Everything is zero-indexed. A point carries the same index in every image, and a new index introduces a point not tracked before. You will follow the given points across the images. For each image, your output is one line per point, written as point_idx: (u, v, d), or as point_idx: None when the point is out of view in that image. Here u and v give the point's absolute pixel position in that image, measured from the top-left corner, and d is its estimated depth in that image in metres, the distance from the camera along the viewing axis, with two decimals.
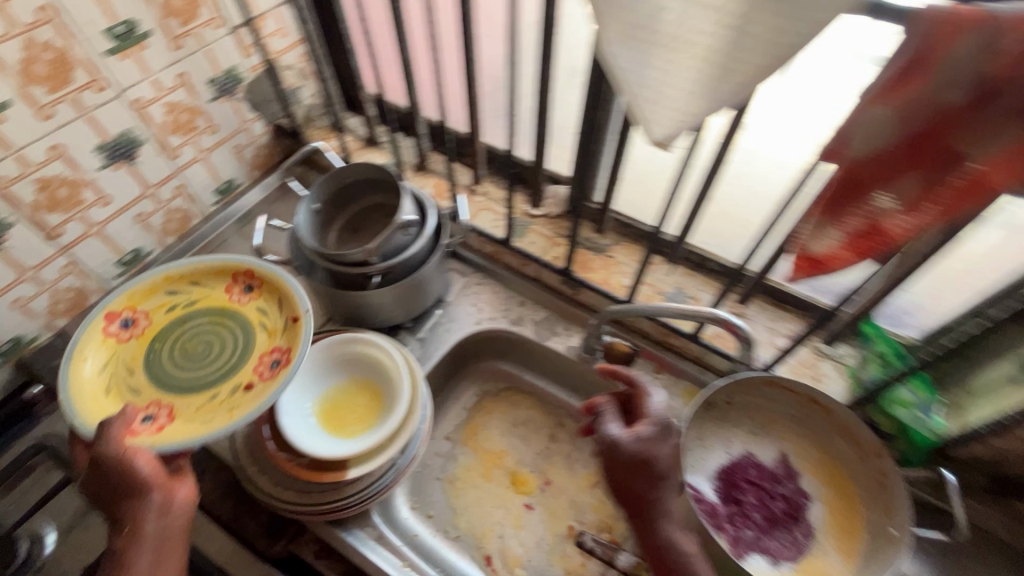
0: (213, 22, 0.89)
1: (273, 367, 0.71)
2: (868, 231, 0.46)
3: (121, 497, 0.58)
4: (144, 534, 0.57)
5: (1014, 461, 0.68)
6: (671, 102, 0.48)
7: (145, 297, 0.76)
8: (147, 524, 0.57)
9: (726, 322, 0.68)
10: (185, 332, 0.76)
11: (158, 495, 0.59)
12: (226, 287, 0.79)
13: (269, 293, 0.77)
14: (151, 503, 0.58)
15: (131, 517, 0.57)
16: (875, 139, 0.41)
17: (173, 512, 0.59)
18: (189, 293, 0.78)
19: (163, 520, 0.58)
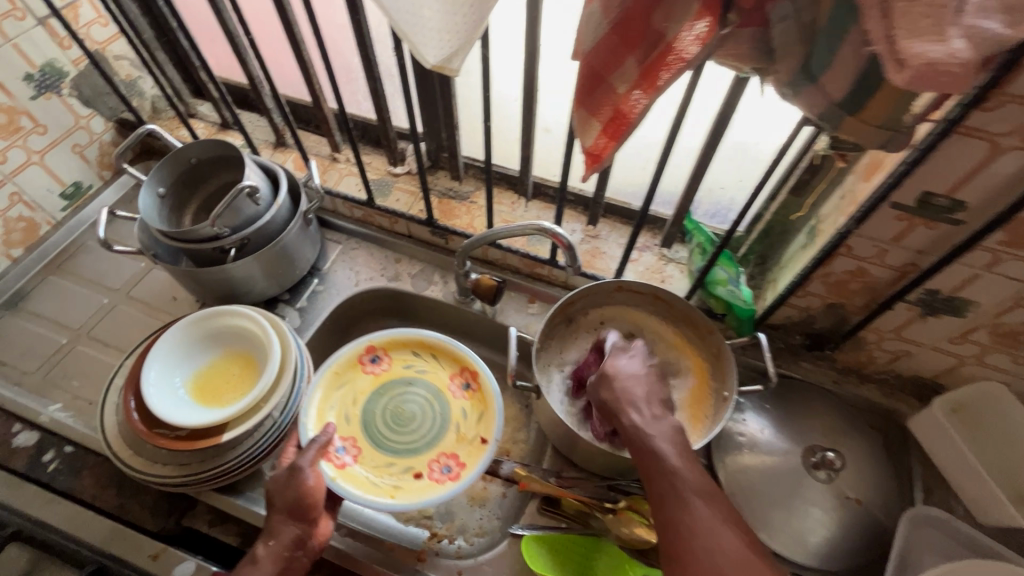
0: (14, 13, 0.84)
1: (442, 472, 0.79)
2: (615, 116, 0.53)
3: (298, 517, 0.65)
4: (280, 553, 0.63)
5: (818, 315, 0.80)
6: (432, 24, 0.53)
7: (399, 352, 0.88)
8: (282, 541, 0.63)
9: (554, 235, 0.74)
10: (403, 390, 0.86)
11: (301, 525, 0.65)
12: (448, 378, 0.87)
13: (478, 405, 0.84)
14: (299, 529, 0.65)
15: (283, 531, 0.64)
16: (593, 30, 0.48)
17: (305, 549, 0.65)
18: (419, 369, 0.87)
19: (285, 553, 0.63)
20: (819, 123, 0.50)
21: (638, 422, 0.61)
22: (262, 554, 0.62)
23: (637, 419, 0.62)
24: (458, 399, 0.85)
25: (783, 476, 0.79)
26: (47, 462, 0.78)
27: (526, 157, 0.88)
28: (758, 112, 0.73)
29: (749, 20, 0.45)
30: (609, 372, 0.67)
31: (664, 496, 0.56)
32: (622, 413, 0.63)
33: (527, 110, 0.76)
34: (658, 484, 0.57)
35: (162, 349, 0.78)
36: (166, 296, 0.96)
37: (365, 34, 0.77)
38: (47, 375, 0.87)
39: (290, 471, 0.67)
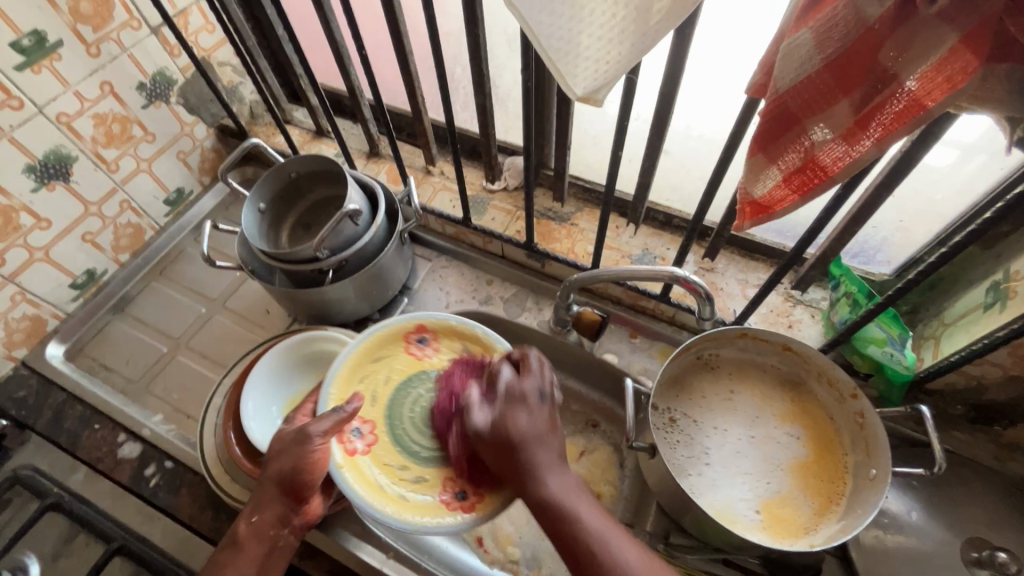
0: (130, 23, 0.84)
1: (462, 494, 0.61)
2: (803, 166, 0.44)
3: (288, 495, 0.62)
4: (266, 532, 0.62)
5: (992, 386, 0.67)
6: (583, 52, 0.45)
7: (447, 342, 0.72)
8: (268, 515, 0.62)
9: (685, 282, 0.66)
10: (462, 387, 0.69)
11: (288, 503, 0.63)
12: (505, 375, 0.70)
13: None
14: (283, 508, 0.62)
15: (268, 508, 0.62)
16: (797, 69, 0.39)
17: (291, 527, 0.64)
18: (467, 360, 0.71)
19: (270, 532, 0.62)
20: None
21: (550, 497, 0.50)
22: (245, 533, 0.61)
23: (552, 485, 0.51)
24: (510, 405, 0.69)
25: (934, 569, 0.68)
26: (149, 476, 0.79)
27: (644, 183, 0.79)
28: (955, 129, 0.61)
29: (1007, 52, 0.35)
30: (514, 440, 0.52)
31: (583, 557, 0.48)
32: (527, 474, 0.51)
33: (659, 135, 0.67)
34: (573, 543, 0.48)
35: (259, 375, 0.76)
36: (259, 309, 0.95)
37: (481, 48, 0.70)
38: (149, 384, 0.89)
39: (298, 435, 0.61)
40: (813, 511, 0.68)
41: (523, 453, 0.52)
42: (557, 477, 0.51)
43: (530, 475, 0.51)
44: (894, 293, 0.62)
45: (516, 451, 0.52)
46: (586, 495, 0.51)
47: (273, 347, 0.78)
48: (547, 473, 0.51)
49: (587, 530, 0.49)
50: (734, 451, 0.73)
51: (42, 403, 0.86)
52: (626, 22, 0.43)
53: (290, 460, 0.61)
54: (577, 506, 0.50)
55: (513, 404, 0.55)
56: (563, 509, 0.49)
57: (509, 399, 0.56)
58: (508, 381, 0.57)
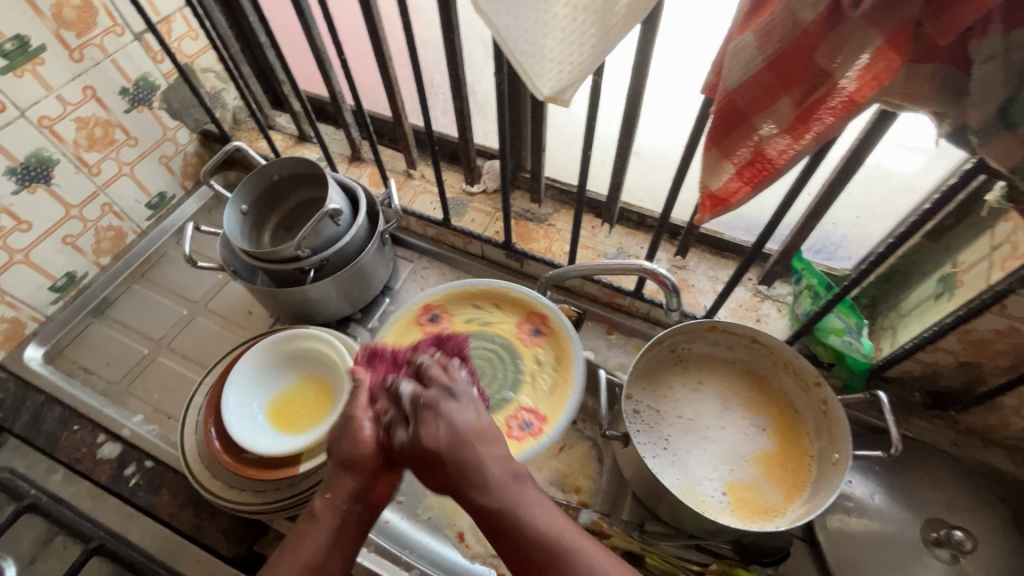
0: (113, 29, 0.85)
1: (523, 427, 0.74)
2: (753, 160, 0.47)
3: (358, 468, 0.50)
4: (339, 504, 0.49)
5: (945, 373, 0.71)
6: (549, 54, 0.48)
7: (459, 307, 0.84)
8: (341, 491, 0.49)
9: (654, 275, 0.69)
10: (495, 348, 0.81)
11: (360, 476, 0.50)
12: (520, 325, 0.82)
13: (556, 347, 0.80)
14: (360, 480, 0.50)
15: (340, 482, 0.50)
16: (742, 70, 0.42)
17: (367, 503, 0.51)
18: (485, 318, 0.83)
19: (342, 505, 0.49)
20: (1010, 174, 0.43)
21: (494, 504, 0.45)
22: (320, 507, 0.49)
23: (488, 495, 0.45)
24: (530, 344, 0.81)
25: (896, 550, 0.71)
26: (129, 476, 0.79)
27: (616, 183, 0.81)
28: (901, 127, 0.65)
29: (929, 54, 0.39)
30: (441, 462, 0.47)
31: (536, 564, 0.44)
32: (460, 486, 0.46)
33: (629, 136, 0.70)
34: (520, 549, 0.44)
35: (241, 372, 0.77)
36: (241, 310, 0.96)
37: (457, 53, 0.73)
38: (129, 385, 0.89)
39: (354, 405, 0.53)
40: (780, 494, 0.71)
41: (449, 465, 0.46)
42: (492, 470, 0.46)
43: (467, 485, 0.46)
44: (850, 284, 0.66)
45: (442, 462, 0.46)
46: (528, 481, 0.47)
47: (254, 346, 0.79)
48: (488, 468, 0.46)
49: (538, 530, 0.44)
50: (703, 440, 0.76)
51: (20, 405, 0.86)
52: (587, 25, 0.46)
53: (354, 422, 0.51)
54: (518, 499, 0.46)
55: (425, 418, 0.48)
56: (502, 510, 0.45)
57: (416, 408, 0.49)
58: (412, 391, 0.50)
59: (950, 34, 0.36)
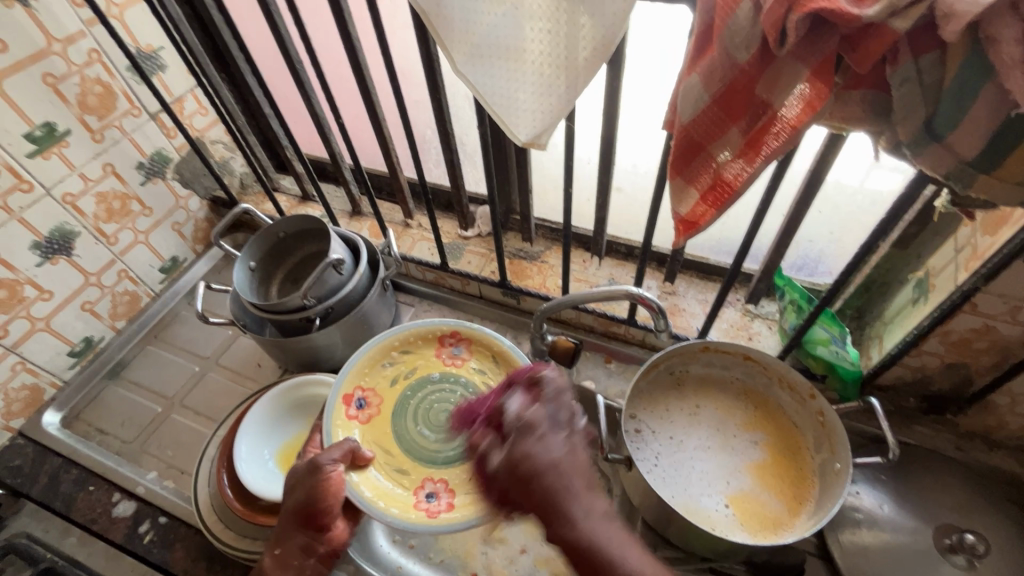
0: (131, 112, 0.93)
1: None
2: (714, 185, 0.52)
3: (308, 525, 0.63)
4: (290, 560, 0.60)
5: (935, 376, 0.73)
6: (521, 104, 0.54)
7: (373, 373, 0.83)
8: (291, 546, 0.61)
9: (642, 299, 0.72)
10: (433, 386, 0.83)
11: (310, 533, 0.63)
12: (437, 353, 0.86)
13: (482, 351, 0.85)
14: (308, 536, 0.62)
15: (291, 539, 0.62)
16: (694, 106, 0.47)
17: (317, 556, 0.63)
18: (400, 364, 0.85)
19: (293, 561, 0.61)
20: (946, 181, 0.46)
21: (579, 539, 0.45)
22: (272, 563, 0.60)
23: (580, 524, 0.45)
24: (458, 363, 0.85)
25: (911, 560, 0.70)
26: (143, 533, 0.80)
27: (600, 217, 0.86)
28: (856, 148, 0.70)
29: (856, 82, 0.44)
30: (536, 488, 0.45)
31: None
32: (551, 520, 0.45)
33: (608, 173, 0.76)
34: None
35: (252, 421, 0.80)
36: (251, 364, 0.99)
37: (444, 110, 0.80)
38: (143, 444, 0.91)
39: (314, 466, 0.64)
40: (785, 509, 0.72)
41: (544, 485, 0.45)
42: (583, 507, 0.46)
43: (558, 515, 0.45)
44: (828, 294, 0.69)
45: (534, 486, 0.45)
46: (617, 519, 0.47)
47: (263, 395, 0.82)
48: (576, 503, 0.46)
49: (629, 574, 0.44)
50: (704, 460, 0.77)
51: (37, 470, 0.88)
52: (552, 78, 0.52)
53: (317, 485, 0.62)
54: (608, 541, 0.45)
55: (525, 435, 0.48)
56: (598, 554, 0.45)
57: (519, 431, 0.48)
58: (524, 407, 0.51)
59: (866, 64, 0.41)
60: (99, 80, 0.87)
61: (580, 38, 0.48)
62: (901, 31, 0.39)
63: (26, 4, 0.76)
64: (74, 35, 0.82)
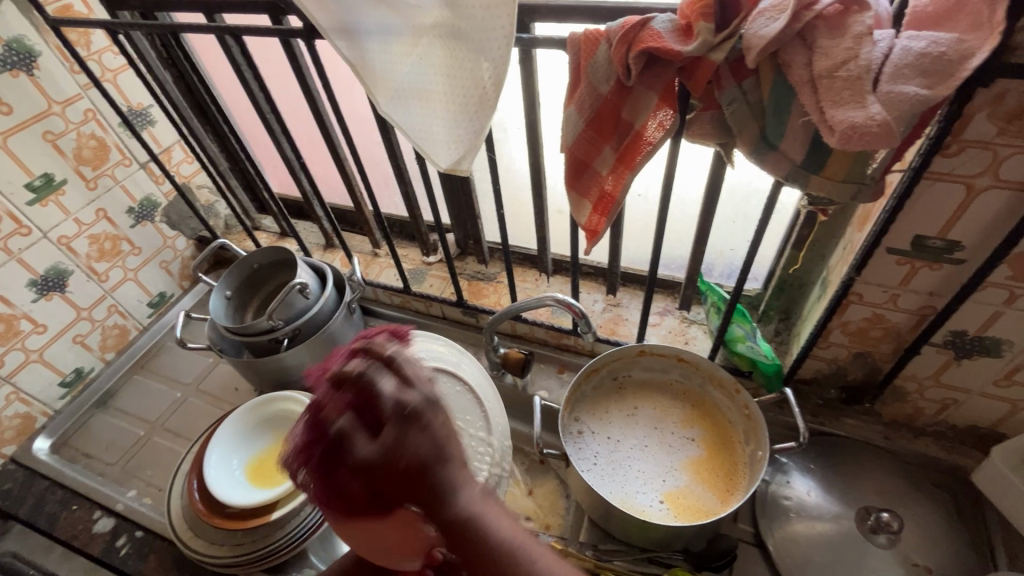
0: (123, 162, 1.04)
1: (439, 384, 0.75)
2: (602, 196, 0.60)
3: None
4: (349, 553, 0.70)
5: (848, 366, 0.79)
6: (438, 135, 0.63)
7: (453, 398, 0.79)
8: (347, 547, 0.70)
9: (568, 305, 0.80)
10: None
11: None
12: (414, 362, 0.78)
13: None
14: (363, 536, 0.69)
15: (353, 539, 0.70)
16: (573, 129, 0.56)
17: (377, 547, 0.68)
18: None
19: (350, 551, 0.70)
20: (790, 183, 0.54)
21: (460, 515, 0.43)
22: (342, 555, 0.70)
23: (461, 504, 0.43)
24: None
25: (836, 542, 0.74)
26: (120, 547, 0.86)
27: (541, 237, 0.95)
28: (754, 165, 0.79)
29: (703, 104, 0.53)
30: (423, 472, 0.43)
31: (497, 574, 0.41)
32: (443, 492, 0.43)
33: (540, 194, 0.85)
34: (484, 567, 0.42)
35: (222, 436, 0.86)
36: (230, 388, 1.06)
37: (394, 147, 0.89)
38: (126, 465, 0.97)
39: None
40: (715, 498, 0.77)
41: (430, 474, 0.42)
42: (462, 488, 0.44)
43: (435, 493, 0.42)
44: (735, 293, 0.77)
45: (416, 479, 0.42)
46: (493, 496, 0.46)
47: (234, 412, 0.89)
48: (456, 489, 0.43)
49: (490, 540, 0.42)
50: (643, 457, 0.82)
51: (25, 492, 0.94)
52: (459, 113, 0.61)
53: None
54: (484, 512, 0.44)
55: (405, 425, 0.44)
56: (454, 516, 0.43)
57: (401, 419, 0.44)
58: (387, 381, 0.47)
59: (698, 88, 0.50)
60: (94, 135, 0.99)
61: (476, 77, 0.57)
62: (718, 61, 0.48)
63: (30, 73, 0.88)
64: (72, 98, 0.94)
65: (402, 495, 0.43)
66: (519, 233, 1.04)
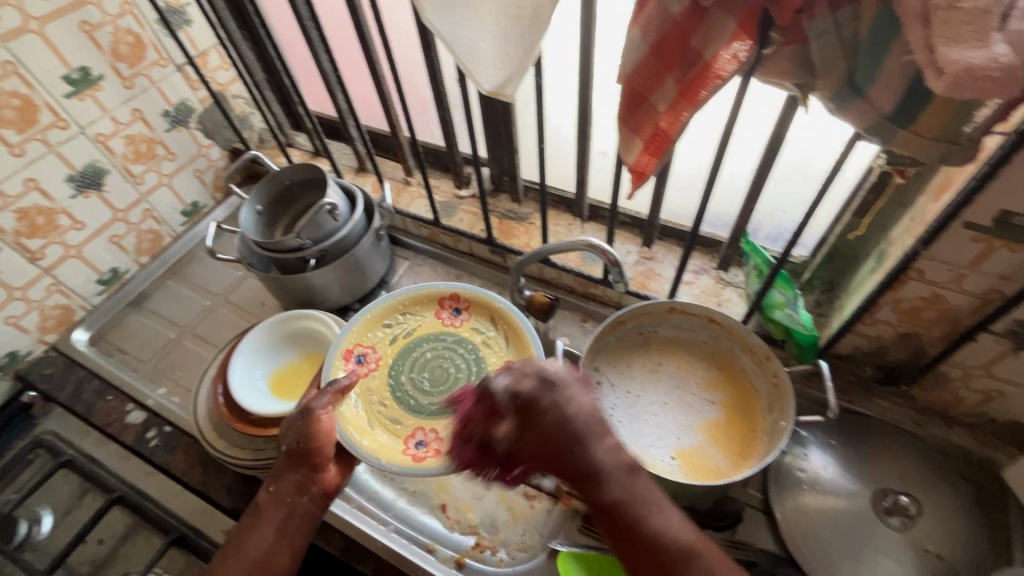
0: (159, 62, 1.02)
1: (457, 313, 0.88)
2: (655, 134, 0.55)
3: (299, 465, 0.68)
4: (283, 497, 0.67)
5: (890, 346, 0.75)
6: (485, 55, 0.58)
7: (386, 315, 0.88)
8: (285, 485, 0.67)
9: (602, 252, 0.76)
10: (442, 342, 0.86)
11: (302, 471, 0.68)
12: (436, 313, 0.89)
13: (483, 310, 0.88)
14: (301, 474, 0.68)
15: (286, 478, 0.68)
16: (634, 54, 0.50)
17: (310, 494, 0.68)
18: (407, 324, 0.87)
19: (285, 498, 0.67)
20: (870, 137, 0.49)
21: (620, 497, 0.51)
22: (265, 500, 0.67)
23: (613, 486, 0.51)
24: (458, 322, 0.88)
25: (845, 519, 0.74)
26: (150, 438, 0.91)
27: (581, 178, 0.90)
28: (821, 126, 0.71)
29: (789, 38, 0.47)
30: (579, 449, 0.51)
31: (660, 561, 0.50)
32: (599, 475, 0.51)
33: (584, 132, 0.79)
34: (653, 556, 0.50)
35: (246, 347, 0.88)
36: (257, 303, 1.08)
37: (435, 67, 0.84)
38: (157, 364, 1.01)
39: (303, 413, 0.71)
40: (729, 462, 0.76)
41: (580, 455, 0.51)
42: (603, 459, 0.51)
43: (590, 480, 0.51)
44: (781, 257, 0.72)
45: (573, 452, 0.51)
46: (641, 474, 0.53)
47: (259, 326, 0.90)
48: (597, 454, 0.51)
49: (655, 529, 0.51)
50: (660, 414, 0.81)
51: (65, 379, 1.00)
52: (510, 29, 0.55)
53: (299, 436, 0.69)
54: (639, 493, 0.52)
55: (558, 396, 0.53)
56: (630, 513, 0.51)
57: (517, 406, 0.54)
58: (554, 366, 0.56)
59: (785, 16, 0.43)
60: (130, 31, 0.95)
61: None
62: None
63: None
64: None
65: (551, 460, 0.52)
66: (558, 174, 0.99)
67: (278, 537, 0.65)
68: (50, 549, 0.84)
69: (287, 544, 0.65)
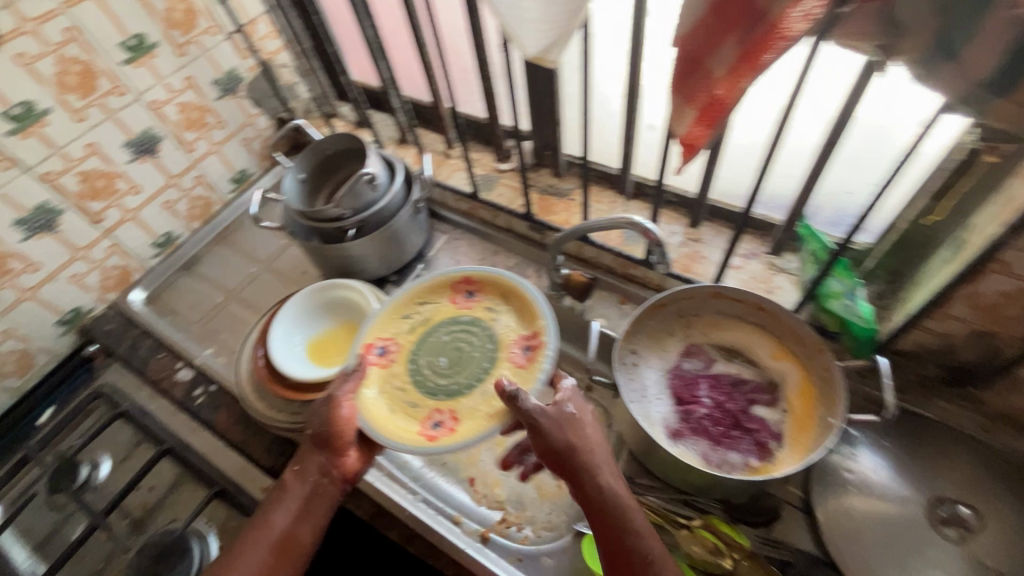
0: (210, 30, 1.03)
1: (470, 297, 0.88)
2: (710, 103, 0.50)
3: (323, 448, 0.71)
4: (307, 476, 0.71)
5: (960, 344, 0.68)
6: (530, 17, 0.55)
7: (404, 303, 0.88)
8: (310, 465, 0.71)
9: (645, 231, 0.73)
10: (458, 325, 0.86)
11: (326, 454, 0.72)
12: (451, 298, 0.88)
13: (497, 292, 0.87)
14: (324, 457, 0.71)
15: (311, 459, 0.72)
16: (691, 12, 0.46)
17: (331, 477, 0.71)
18: (423, 313, 0.87)
19: (310, 477, 0.70)
20: (961, 106, 0.43)
21: (613, 509, 0.59)
22: (291, 477, 0.70)
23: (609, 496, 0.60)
24: (472, 305, 0.87)
25: (894, 525, 0.69)
26: (197, 396, 0.96)
27: (626, 153, 0.86)
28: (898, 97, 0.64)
29: None
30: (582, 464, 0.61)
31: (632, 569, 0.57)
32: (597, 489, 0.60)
33: (632, 103, 0.75)
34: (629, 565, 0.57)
35: (285, 314, 0.91)
36: (298, 271, 1.10)
37: (479, 33, 0.81)
38: (205, 326, 1.06)
39: (330, 399, 0.74)
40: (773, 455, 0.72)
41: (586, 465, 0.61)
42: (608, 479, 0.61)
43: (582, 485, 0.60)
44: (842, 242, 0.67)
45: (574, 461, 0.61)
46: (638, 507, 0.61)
47: (299, 293, 0.92)
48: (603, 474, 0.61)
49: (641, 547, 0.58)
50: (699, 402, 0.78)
51: (123, 335, 1.05)
52: None
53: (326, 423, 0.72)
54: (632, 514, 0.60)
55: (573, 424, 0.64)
56: (618, 527, 0.58)
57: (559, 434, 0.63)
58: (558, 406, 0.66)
59: None
60: None
61: None
62: None
63: None
64: None
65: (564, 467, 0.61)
66: (602, 148, 0.95)
67: (296, 514, 0.69)
68: (107, 492, 0.90)
69: (310, 522, 0.69)
